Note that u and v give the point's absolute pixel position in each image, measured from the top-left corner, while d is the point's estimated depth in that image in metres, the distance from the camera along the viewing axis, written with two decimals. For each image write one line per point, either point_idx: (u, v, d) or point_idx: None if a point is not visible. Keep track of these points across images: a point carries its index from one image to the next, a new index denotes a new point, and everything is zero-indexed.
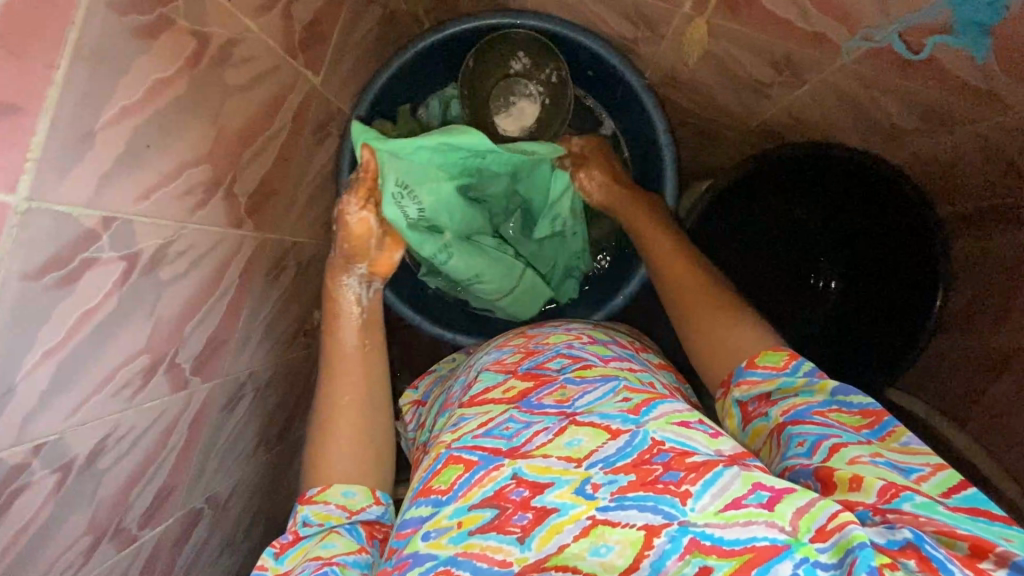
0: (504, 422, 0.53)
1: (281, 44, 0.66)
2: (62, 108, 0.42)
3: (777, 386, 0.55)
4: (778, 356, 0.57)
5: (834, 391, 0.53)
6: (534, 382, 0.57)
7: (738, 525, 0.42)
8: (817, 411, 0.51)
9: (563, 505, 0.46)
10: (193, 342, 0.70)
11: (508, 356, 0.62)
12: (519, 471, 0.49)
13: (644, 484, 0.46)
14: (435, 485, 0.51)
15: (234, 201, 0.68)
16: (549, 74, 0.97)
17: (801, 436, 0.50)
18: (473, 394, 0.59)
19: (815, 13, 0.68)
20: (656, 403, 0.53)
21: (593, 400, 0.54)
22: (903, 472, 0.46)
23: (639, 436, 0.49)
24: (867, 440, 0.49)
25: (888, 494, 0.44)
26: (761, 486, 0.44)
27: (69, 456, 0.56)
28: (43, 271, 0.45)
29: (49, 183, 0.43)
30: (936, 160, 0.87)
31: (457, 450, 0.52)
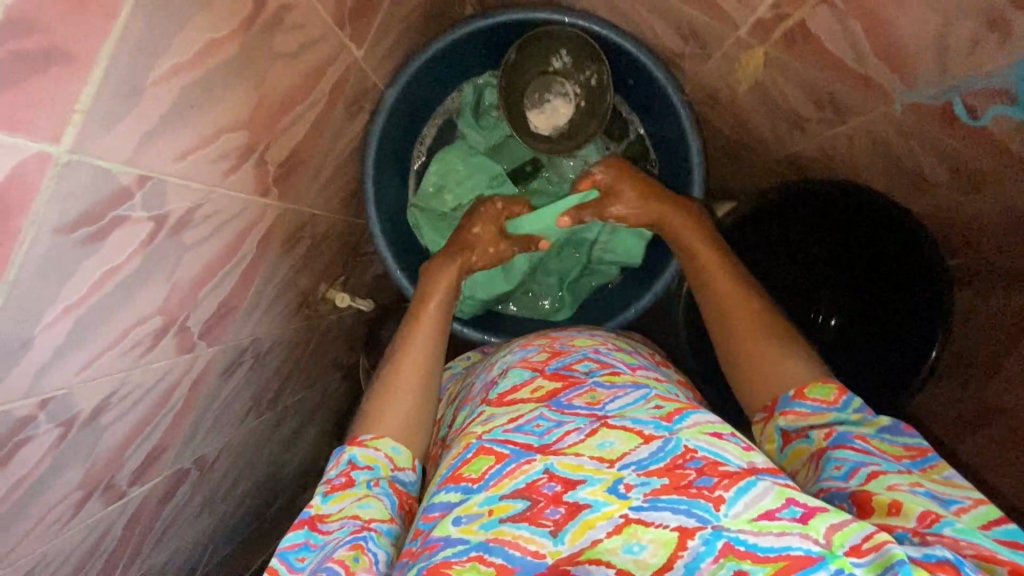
0: (534, 419, 0.55)
1: (332, 14, 0.64)
2: (116, 62, 0.40)
3: (824, 419, 0.56)
4: (828, 390, 0.57)
5: (881, 429, 0.54)
6: (562, 383, 0.60)
7: (771, 534, 0.43)
8: (857, 436, 0.53)
9: (596, 502, 0.47)
10: (205, 306, 0.69)
11: (534, 354, 0.66)
12: (551, 467, 0.50)
13: (677, 488, 0.46)
14: (466, 473, 0.52)
15: (264, 169, 0.66)
16: (588, 76, 0.95)
17: (839, 460, 0.51)
18: (501, 393, 0.61)
19: (874, 58, 0.67)
20: (688, 413, 0.54)
21: (624, 404, 0.56)
22: (943, 503, 0.46)
23: (672, 443, 0.50)
24: (907, 470, 0.49)
25: (928, 519, 0.44)
26: (794, 501, 0.44)
27: (74, 411, 0.55)
28: (75, 225, 0.44)
29: (91, 137, 0.41)
30: (955, 215, 0.88)
31: (487, 442, 0.54)
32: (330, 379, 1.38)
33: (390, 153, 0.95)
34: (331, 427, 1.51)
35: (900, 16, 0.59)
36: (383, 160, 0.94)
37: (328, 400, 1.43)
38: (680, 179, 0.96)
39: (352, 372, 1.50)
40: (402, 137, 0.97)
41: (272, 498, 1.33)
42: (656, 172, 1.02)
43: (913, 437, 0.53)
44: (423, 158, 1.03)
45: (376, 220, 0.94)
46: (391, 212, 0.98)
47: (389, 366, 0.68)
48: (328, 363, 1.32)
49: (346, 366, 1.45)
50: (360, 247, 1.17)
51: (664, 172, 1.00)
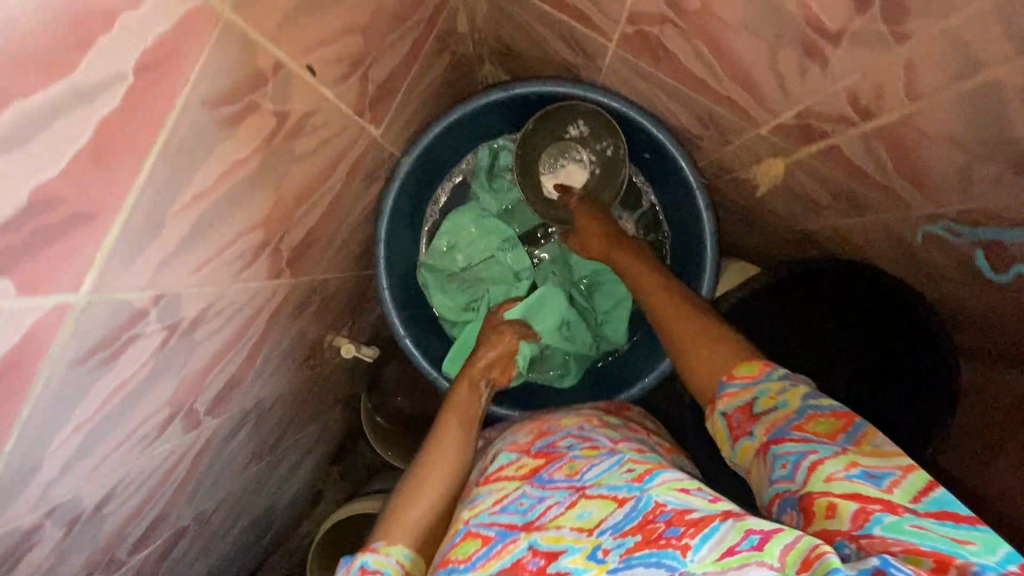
0: (517, 498, 0.58)
1: (352, 107, 0.64)
2: (138, 208, 0.40)
3: (754, 395, 0.58)
4: (752, 366, 0.60)
5: (805, 402, 0.55)
6: (545, 460, 0.63)
7: (732, 570, 0.42)
8: (794, 426, 0.53)
9: (575, 569, 0.47)
10: (213, 386, 0.69)
11: (521, 438, 0.70)
12: (535, 542, 0.51)
13: (649, 543, 0.46)
14: (454, 556, 0.54)
15: (278, 256, 0.66)
16: (605, 146, 0.95)
17: (784, 458, 0.52)
18: (489, 473, 0.65)
19: (893, 170, 0.65)
20: (658, 472, 0.54)
21: (601, 472, 0.57)
22: (875, 481, 0.47)
23: (643, 500, 0.51)
24: (841, 449, 0.50)
25: (860, 519, 0.44)
26: (752, 530, 0.44)
27: (79, 510, 0.55)
28: (90, 354, 0.44)
29: (109, 277, 0.41)
30: (968, 308, 0.88)
31: (474, 526, 0.56)
32: (330, 413, 1.39)
33: (403, 214, 0.95)
34: (328, 456, 1.52)
35: (927, 148, 0.58)
36: (396, 222, 0.93)
37: (327, 432, 1.43)
38: (691, 258, 0.96)
39: (352, 404, 1.50)
40: (416, 198, 0.97)
41: (265, 529, 1.34)
42: (667, 245, 1.02)
43: (834, 404, 0.55)
44: (437, 216, 1.03)
45: (387, 286, 0.93)
46: (401, 273, 0.98)
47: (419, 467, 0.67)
48: (329, 400, 1.33)
49: (347, 399, 1.45)
50: (367, 294, 1.17)
51: (676, 246, 1.00)
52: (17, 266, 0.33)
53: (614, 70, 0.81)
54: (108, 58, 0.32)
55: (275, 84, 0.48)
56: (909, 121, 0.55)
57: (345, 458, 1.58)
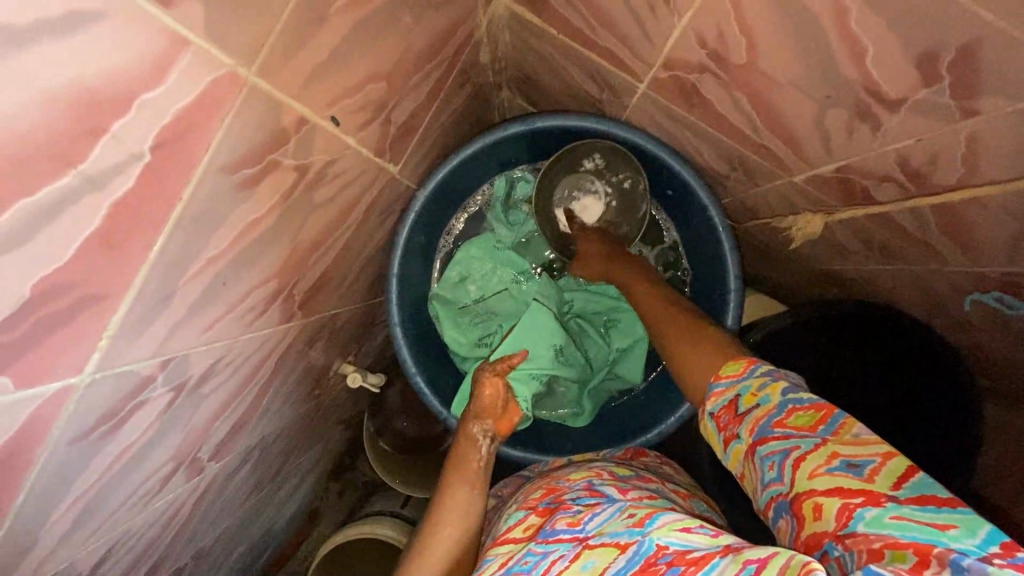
0: (522, 557, 0.56)
1: (373, 150, 0.61)
2: (147, 282, 0.37)
3: (739, 397, 0.51)
4: (737, 366, 0.54)
5: (784, 394, 0.48)
6: (549, 516, 0.62)
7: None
8: (776, 422, 0.47)
9: None
10: (218, 432, 0.66)
11: (532, 494, 0.69)
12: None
13: None
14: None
15: (291, 301, 0.63)
16: (622, 178, 0.92)
17: (770, 459, 0.46)
18: (498, 536, 0.64)
19: (936, 231, 0.63)
20: (658, 514, 0.53)
21: (603, 521, 0.56)
22: (855, 473, 0.42)
23: (645, 545, 0.49)
24: (821, 441, 0.44)
25: (844, 516, 0.40)
26: (749, 561, 0.42)
27: (74, 574, 0.52)
28: (91, 430, 0.41)
29: (115, 354, 0.38)
30: (998, 356, 0.86)
31: None
32: (331, 434, 1.36)
33: (417, 246, 0.92)
34: (326, 475, 1.49)
35: (977, 214, 0.55)
36: (410, 254, 0.91)
37: (327, 452, 1.40)
38: (714, 298, 0.93)
39: (354, 423, 1.47)
40: (430, 229, 0.94)
41: (262, 551, 1.31)
42: (688, 281, 0.98)
43: (814, 395, 0.48)
44: (450, 246, 1.00)
45: (399, 321, 0.90)
46: (412, 304, 0.95)
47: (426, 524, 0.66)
48: (332, 422, 1.30)
49: (349, 419, 1.42)
50: (374, 319, 1.14)
51: (698, 282, 0.97)
52: (17, 360, 0.30)
53: (641, 108, 0.78)
54: (125, 139, 0.29)
55: (297, 140, 0.45)
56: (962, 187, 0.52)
57: (344, 476, 1.55)
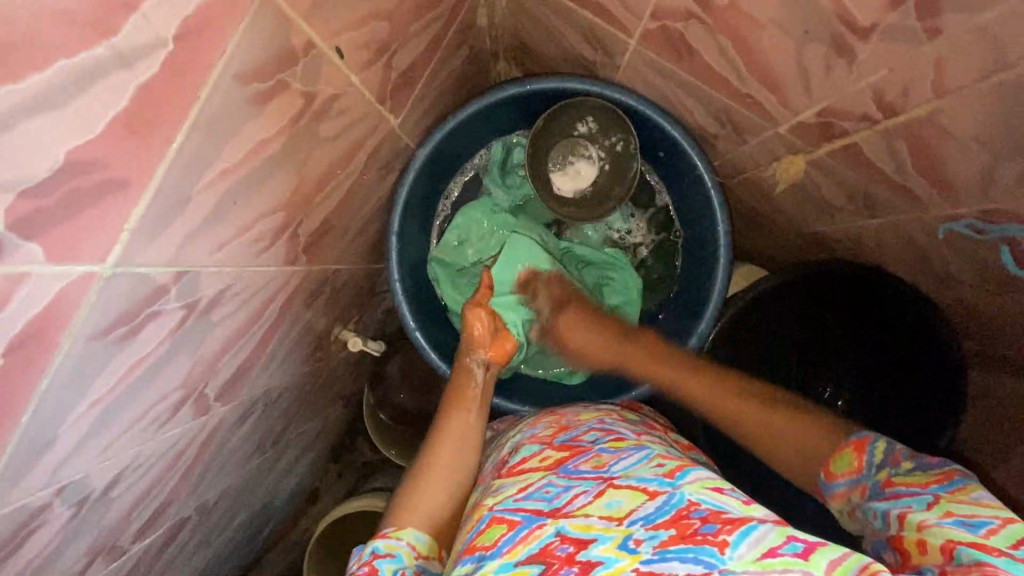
0: (544, 487, 0.58)
1: (375, 94, 0.64)
2: (166, 180, 0.39)
3: (862, 484, 0.56)
4: (848, 458, 0.59)
5: (895, 472, 0.54)
6: (569, 453, 0.63)
7: (777, 572, 0.42)
8: (889, 483, 0.54)
9: (607, 559, 0.47)
10: (224, 371, 0.68)
11: (542, 430, 0.71)
12: (563, 528, 0.51)
13: (683, 537, 0.47)
14: (480, 542, 0.54)
15: (295, 241, 0.66)
16: (614, 141, 0.95)
17: (874, 509, 0.52)
18: (512, 465, 0.66)
19: (914, 172, 0.66)
20: (689, 470, 0.56)
21: (628, 466, 0.58)
22: (971, 528, 0.44)
23: (676, 496, 0.51)
24: (936, 498, 0.49)
25: (946, 551, 0.43)
26: (795, 538, 0.45)
27: (87, 491, 0.54)
28: (110, 328, 0.43)
29: (134, 249, 0.41)
30: (980, 311, 0.89)
31: (499, 512, 0.56)
32: (331, 409, 1.37)
33: (416, 207, 0.94)
34: (326, 453, 1.50)
35: (950, 146, 0.58)
36: (409, 215, 0.93)
37: (327, 429, 1.41)
38: (706, 256, 0.95)
39: (353, 400, 1.49)
40: (429, 191, 0.97)
41: (264, 524, 1.33)
42: (680, 242, 1.01)
43: (945, 464, 0.52)
44: (448, 211, 1.03)
45: (398, 278, 0.93)
46: (411, 265, 0.97)
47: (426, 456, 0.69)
48: (331, 395, 1.31)
49: (348, 395, 1.43)
50: (374, 288, 1.16)
51: (690, 243, 0.99)
52: (52, 229, 0.33)
53: (634, 67, 0.81)
54: (151, 22, 0.32)
55: (305, 64, 0.48)
56: (934, 119, 0.55)
57: (343, 457, 1.56)
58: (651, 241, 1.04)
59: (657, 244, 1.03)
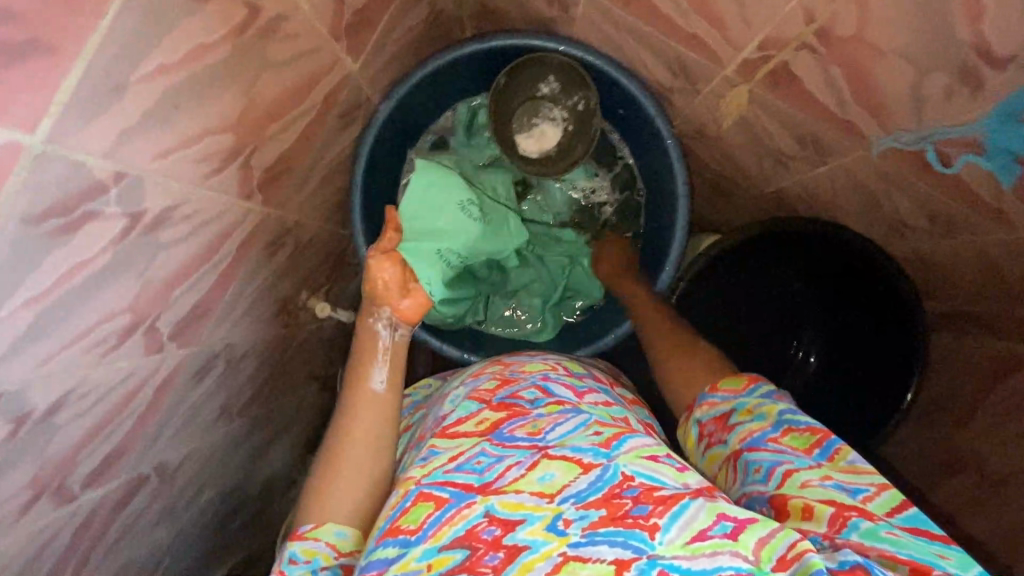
0: (475, 456, 0.49)
1: (329, 27, 0.66)
2: (100, 58, 0.41)
3: (734, 407, 0.56)
4: (737, 381, 0.58)
5: (781, 416, 0.53)
6: (506, 413, 0.53)
7: (705, 556, 0.41)
8: (769, 437, 0.52)
9: (534, 541, 0.43)
10: (177, 308, 0.67)
11: (483, 382, 0.58)
12: (491, 507, 0.45)
13: (614, 519, 0.43)
14: (404, 524, 0.46)
15: (249, 173, 0.66)
16: (576, 101, 0.97)
17: (757, 462, 0.51)
18: (445, 424, 0.55)
19: (853, 103, 0.68)
20: (626, 437, 0.51)
21: (565, 433, 0.51)
22: (850, 493, 0.46)
23: (610, 470, 0.47)
24: (816, 463, 0.49)
25: (838, 523, 0.44)
26: (725, 516, 0.43)
27: (28, 407, 0.53)
28: (43, 217, 0.43)
29: (68, 129, 0.41)
30: (935, 260, 0.89)
31: (427, 486, 0.47)
32: (305, 390, 1.34)
33: (381, 165, 0.95)
34: (304, 442, 1.46)
35: (880, 64, 0.61)
36: (373, 172, 0.94)
37: (302, 412, 1.39)
38: (666, 213, 0.97)
39: (330, 385, 1.46)
40: (393, 151, 0.97)
41: (236, 510, 1.29)
42: (643, 202, 1.03)
43: (809, 420, 0.53)
44: (414, 171, 1.04)
45: (361, 231, 0.93)
46: (376, 224, 0.97)
47: (328, 457, 0.60)
48: (303, 374, 1.29)
49: (324, 378, 1.41)
50: (344, 258, 1.15)
51: (651, 202, 1.01)
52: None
53: (587, 19, 0.84)
54: None
55: None
56: (861, 34, 0.59)
57: (321, 447, 1.52)
58: (614, 202, 1.05)
59: (620, 205, 1.05)
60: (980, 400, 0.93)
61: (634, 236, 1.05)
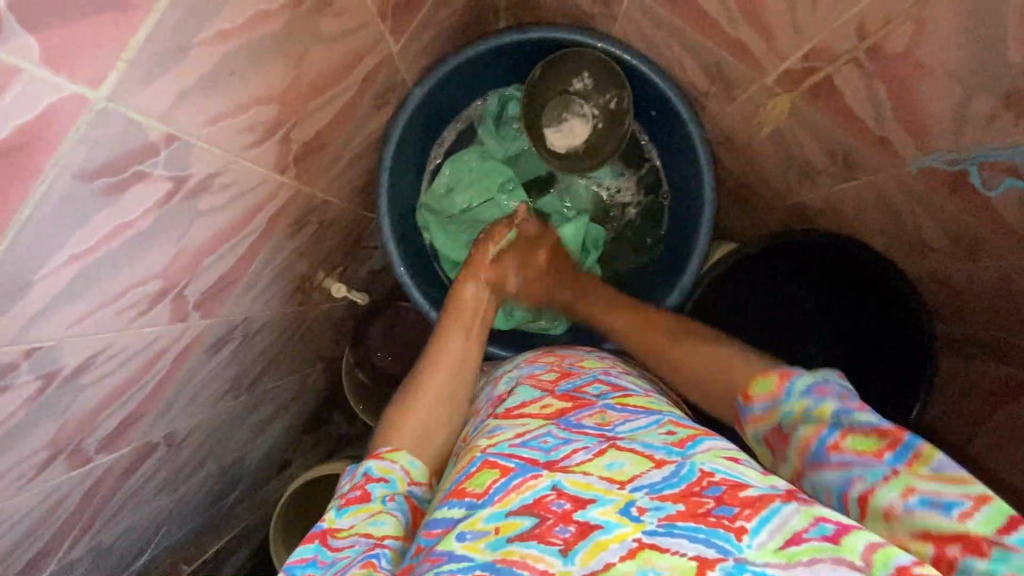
0: (541, 436, 0.51)
1: (375, 6, 0.66)
2: (165, 20, 0.41)
3: (778, 418, 0.52)
4: (769, 383, 0.54)
5: (837, 415, 0.48)
6: (572, 403, 0.56)
7: (802, 565, 0.38)
8: (829, 446, 0.47)
9: (607, 523, 0.42)
10: (206, 277, 0.66)
11: (543, 372, 0.63)
12: (559, 483, 0.45)
13: (694, 516, 0.42)
14: (469, 487, 0.47)
15: (288, 146, 0.65)
16: (609, 99, 0.96)
17: (824, 486, 0.47)
18: (509, 407, 0.58)
19: (892, 119, 0.69)
20: (702, 438, 0.50)
21: (635, 428, 0.52)
22: (941, 510, 0.40)
23: (686, 468, 0.46)
24: (892, 472, 0.43)
25: (945, 566, 0.39)
26: (824, 519, 0.41)
27: (57, 365, 0.53)
28: (96, 174, 0.43)
29: (129, 87, 0.41)
30: (947, 283, 0.88)
31: (492, 455, 0.49)
32: (311, 370, 1.33)
33: (410, 149, 0.95)
34: (302, 422, 1.44)
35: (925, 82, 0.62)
36: (402, 155, 0.93)
37: (306, 392, 1.37)
38: (689, 216, 0.97)
39: (333, 368, 1.44)
40: (422, 136, 0.97)
41: (234, 486, 1.28)
42: (665, 205, 1.03)
43: (874, 416, 0.47)
44: (440, 159, 1.04)
45: (387, 214, 0.93)
46: (400, 208, 0.97)
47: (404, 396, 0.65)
48: (311, 353, 1.28)
49: (328, 361, 1.39)
50: (362, 240, 1.15)
51: (675, 205, 1.01)
52: (51, 27, 0.35)
53: (630, 18, 0.84)
54: None
55: None
56: (911, 51, 0.61)
57: (319, 427, 1.51)
58: (637, 203, 1.05)
59: (643, 206, 1.05)
60: (980, 427, 0.92)
61: (658, 237, 1.04)
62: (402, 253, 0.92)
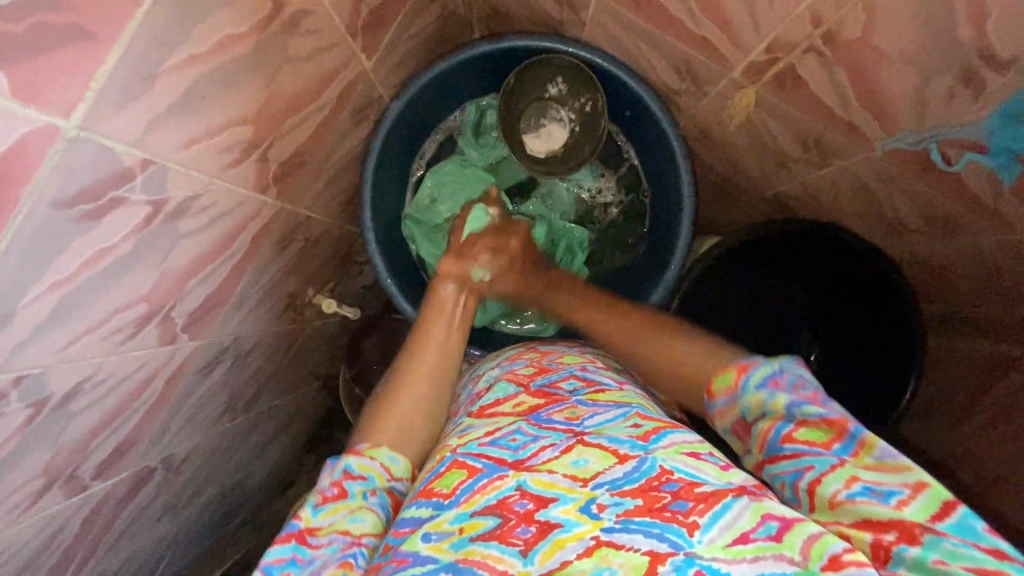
0: (510, 434, 0.52)
1: (345, 24, 0.68)
2: (132, 48, 0.42)
3: (739, 410, 0.54)
4: (728, 378, 0.56)
5: (790, 407, 0.50)
6: (545, 400, 0.57)
7: (745, 561, 0.40)
8: (783, 438, 0.49)
9: (567, 521, 0.43)
10: (192, 298, 0.67)
11: (520, 368, 0.63)
12: (524, 483, 0.46)
13: (650, 511, 0.43)
14: (438, 488, 0.48)
15: (266, 165, 0.67)
16: (583, 103, 0.98)
17: (781, 477, 0.49)
18: (484, 406, 0.58)
19: (856, 104, 0.71)
20: (666, 432, 0.50)
21: (603, 421, 0.52)
22: (882, 499, 0.42)
23: (648, 463, 0.46)
24: (839, 463, 0.45)
25: (881, 553, 0.41)
26: (771, 517, 0.42)
27: (46, 393, 0.53)
28: (73, 202, 0.44)
29: (100, 115, 0.43)
30: (932, 264, 0.88)
31: (461, 456, 0.50)
32: (308, 388, 1.33)
33: (391, 162, 0.97)
34: (302, 441, 1.44)
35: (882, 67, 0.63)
36: (383, 169, 0.95)
37: (304, 411, 1.37)
38: (670, 211, 0.98)
39: (330, 385, 1.44)
40: (403, 149, 0.99)
41: (236, 508, 1.27)
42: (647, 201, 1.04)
43: (823, 406, 0.48)
44: (422, 171, 1.05)
45: (371, 226, 0.93)
46: (384, 221, 0.98)
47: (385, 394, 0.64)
48: (308, 371, 1.28)
49: (325, 378, 1.40)
50: (351, 255, 1.16)
51: (656, 198, 1.02)
52: (18, 61, 0.36)
53: (598, 22, 0.86)
54: None
55: None
56: (867, 38, 0.62)
57: (320, 446, 1.50)
58: (619, 202, 1.07)
59: (625, 205, 1.07)
60: (973, 404, 0.92)
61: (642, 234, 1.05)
62: (388, 262, 0.93)
